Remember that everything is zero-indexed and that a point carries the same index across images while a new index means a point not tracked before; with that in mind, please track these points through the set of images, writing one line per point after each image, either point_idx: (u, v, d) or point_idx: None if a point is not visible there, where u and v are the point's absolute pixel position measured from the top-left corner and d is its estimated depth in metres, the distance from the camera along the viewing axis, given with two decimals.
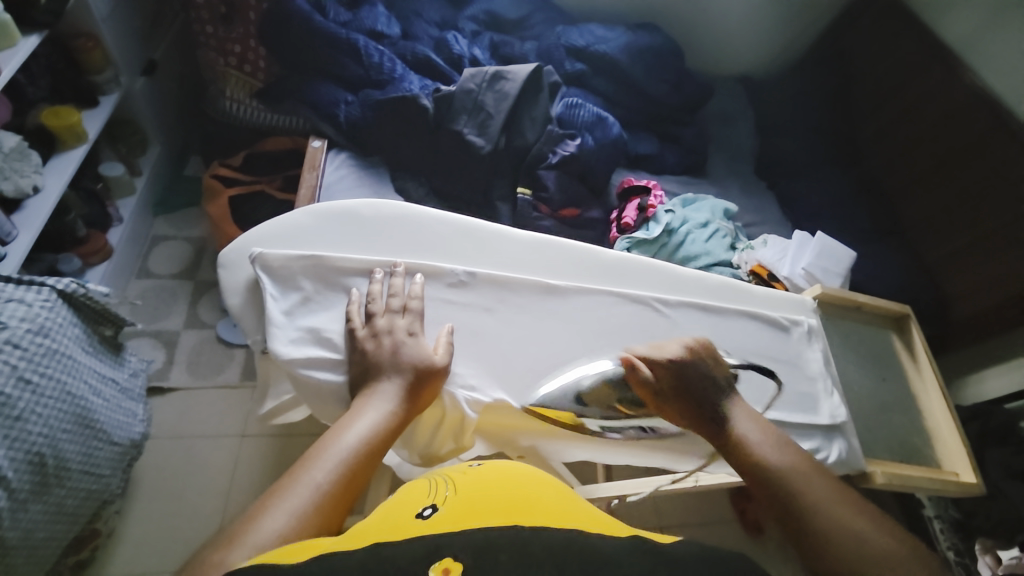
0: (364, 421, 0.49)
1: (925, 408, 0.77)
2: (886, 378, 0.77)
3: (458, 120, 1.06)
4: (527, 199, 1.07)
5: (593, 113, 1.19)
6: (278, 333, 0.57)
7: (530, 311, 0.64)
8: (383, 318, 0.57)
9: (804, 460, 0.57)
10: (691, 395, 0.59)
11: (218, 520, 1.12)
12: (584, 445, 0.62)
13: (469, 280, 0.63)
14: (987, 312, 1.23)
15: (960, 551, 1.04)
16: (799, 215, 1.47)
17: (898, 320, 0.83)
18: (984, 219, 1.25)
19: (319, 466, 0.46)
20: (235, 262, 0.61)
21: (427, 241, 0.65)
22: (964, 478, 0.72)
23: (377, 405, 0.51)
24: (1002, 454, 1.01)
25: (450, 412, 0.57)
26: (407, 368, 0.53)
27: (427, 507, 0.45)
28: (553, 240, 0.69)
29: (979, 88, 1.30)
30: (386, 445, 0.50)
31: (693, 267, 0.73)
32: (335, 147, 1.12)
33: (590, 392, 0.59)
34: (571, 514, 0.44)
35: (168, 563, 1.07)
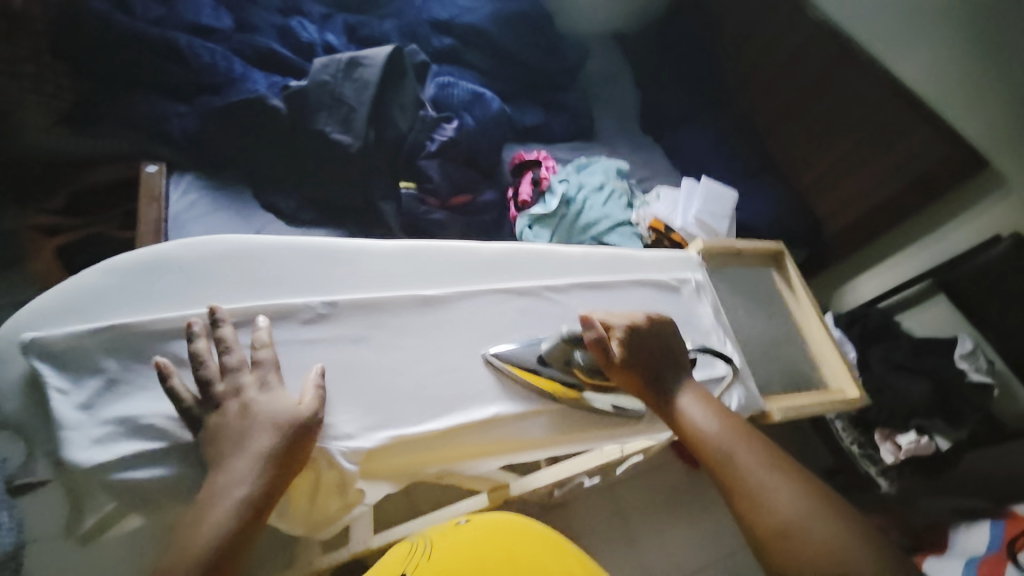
0: (211, 524, 0.42)
1: (809, 336, 0.83)
2: (772, 315, 0.82)
3: (319, 119, 0.95)
4: (411, 193, 0.99)
5: (469, 90, 1.14)
6: (76, 434, 0.46)
7: (408, 329, 0.58)
8: (223, 381, 0.47)
9: (741, 433, 0.55)
10: (642, 379, 0.59)
11: None
12: (501, 453, 0.59)
13: (329, 311, 0.56)
14: (852, 226, 1.37)
15: (863, 444, 1.14)
16: (686, 163, 1.52)
17: (776, 257, 0.88)
18: (841, 141, 1.36)
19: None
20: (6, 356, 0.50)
21: (271, 276, 0.57)
22: (850, 393, 0.79)
23: (228, 497, 0.43)
24: (882, 350, 1.14)
25: (322, 469, 0.50)
26: (252, 441, 0.45)
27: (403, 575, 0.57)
28: (422, 245, 0.63)
29: (821, 21, 1.40)
30: (248, 540, 0.42)
31: (576, 245, 0.72)
32: (176, 169, 0.96)
33: (554, 355, 0.60)
34: (527, 567, 0.55)
35: None
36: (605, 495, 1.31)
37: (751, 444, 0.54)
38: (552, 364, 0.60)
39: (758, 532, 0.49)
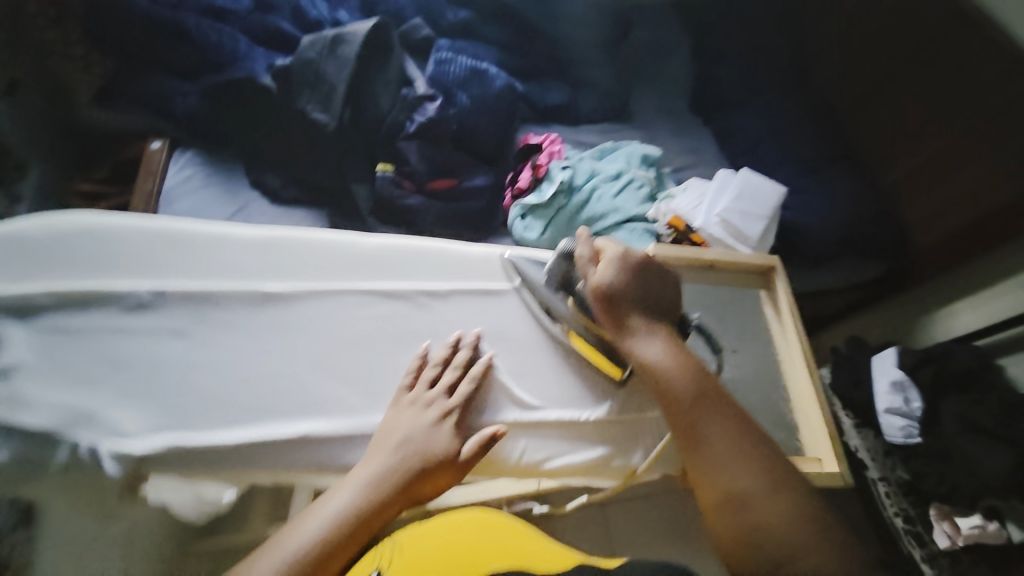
0: (326, 510, 0.48)
1: (789, 380, 0.73)
2: (742, 346, 0.74)
3: (301, 97, 0.95)
4: (387, 176, 0.96)
5: (467, 66, 1.05)
6: None
7: (238, 329, 0.51)
8: (430, 389, 0.53)
9: (706, 393, 0.54)
10: (616, 311, 0.55)
11: None
12: (335, 477, 0.51)
13: (155, 299, 0.50)
14: (951, 235, 1.05)
15: (911, 518, 0.92)
16: (736, 150, 1.28)
17: (765, 276, 0.79)
18: (947, 128, 1.04)
19: (269, 560, 0.46)
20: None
21: (111, 257, 0.51)
22: (827, 465, 0.66)
23: (348, 488, 0.49)
24: (959, 403, 0.85)
25: (93, 475, 0.44)
26: (389, 456, 0.49)
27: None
28: (287, 235, 0.56)
29: None
30: (359, 533, 0.48)
31: (483, 244, 0.63)
32: (181, 145, 1.01)
33: (552, 275, 0.60)
34: None
35: None
36: (594, 518, 1.18)
37: (717, 411, 0.53)
38: (553, 290, 0.60)
39: (706, 502, 0.51)
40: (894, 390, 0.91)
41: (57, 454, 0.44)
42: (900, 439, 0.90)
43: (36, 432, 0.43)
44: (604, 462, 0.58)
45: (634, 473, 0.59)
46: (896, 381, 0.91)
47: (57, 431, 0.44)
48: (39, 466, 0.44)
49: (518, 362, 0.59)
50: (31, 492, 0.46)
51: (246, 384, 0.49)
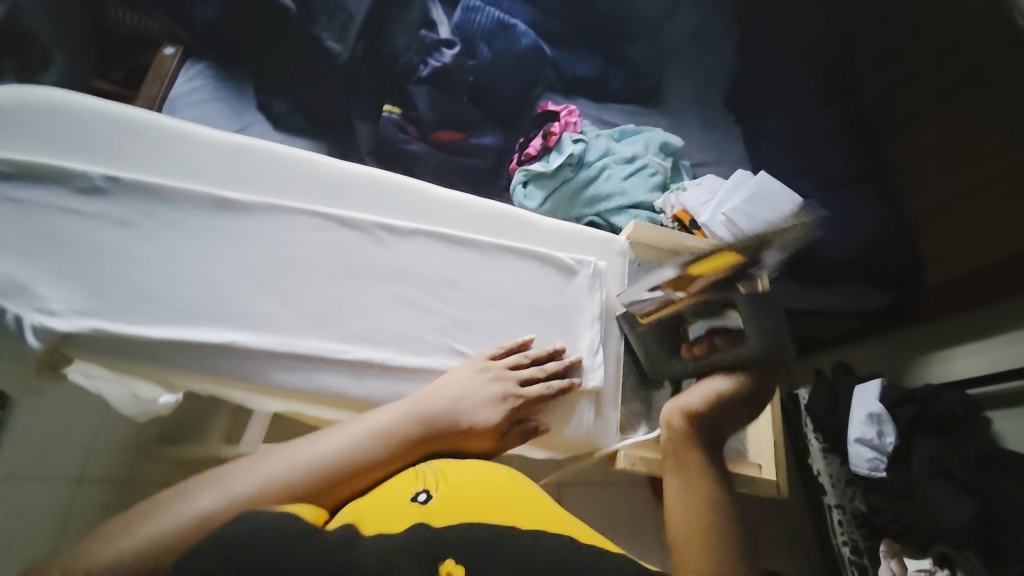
0: (372, 422, 0.47)
1: None
2: None
3: (318, 23, 0.92)
4: (392, 118, 0.95)
5: (494, 17, 1.00)
6: None
7: (185, 228, 0.48)
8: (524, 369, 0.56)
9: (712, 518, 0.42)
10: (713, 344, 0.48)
11: None
12: (261, 395, 0.49)
13: (108, 186, 0.47)
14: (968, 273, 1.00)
15: (858, 549, 0.87)
16: (763, 155, 1.21)
17: None
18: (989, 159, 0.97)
19: (306, 447, 0.43)
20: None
21: (68, 136, 0.48)
22: (765, 473, 0.68)
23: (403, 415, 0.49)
24: (933, 445, 0.84)
25: (18, 344, 0.43)
26: (445, 408, 0.50)
27: (420, 490, 0.44)
28: (257, 144, 0.54)
29: None
30: (399, 458, 0.47)
31: (452, 189, 0.61)
32: (194, 55, 0.99)
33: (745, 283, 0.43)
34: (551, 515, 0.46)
35: None
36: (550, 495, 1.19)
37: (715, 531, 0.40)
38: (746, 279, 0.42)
39: None
40: (870, 421, 0.90)
41: None
42: (864, 470, 0.89)
43: None
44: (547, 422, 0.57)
45: (576, 442, 0.58)
46: (874, 413, 0.90)
47: None
48: None
49: (470, 314, 0.56)
50: None
51: (183, 285, 0.47)
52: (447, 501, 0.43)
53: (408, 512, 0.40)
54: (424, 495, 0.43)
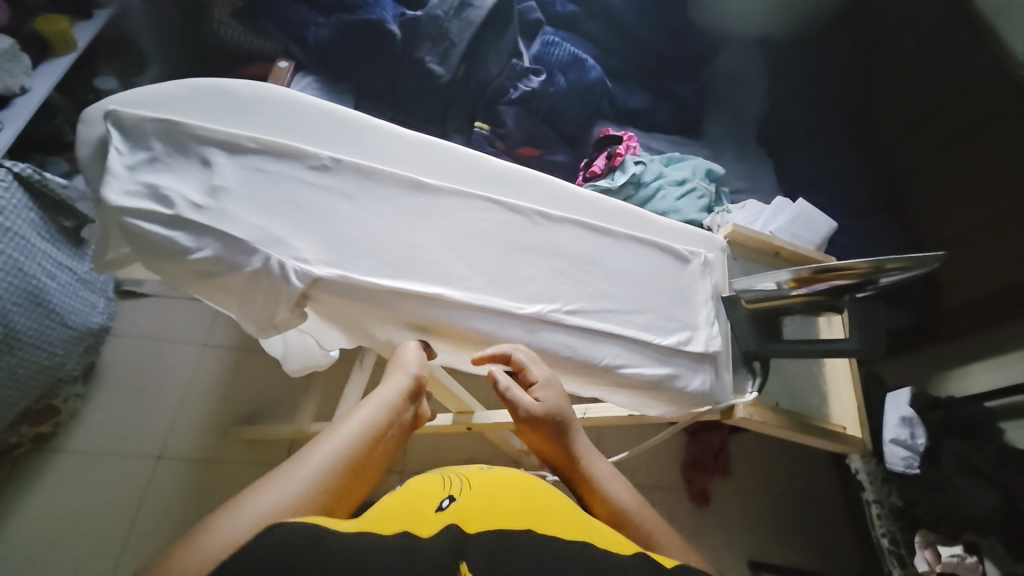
0: (362, 415, 0.48)
1: (826, 362, 0.75)
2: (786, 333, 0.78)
3: (422, 48, 1.05)
4: (482, 133, 1.07)
5: (570, 52, 1.13)
6: (113, 182, 0.47)
7: (390, 206, 0.53)
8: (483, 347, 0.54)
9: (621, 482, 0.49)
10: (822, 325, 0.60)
11: (154, 451, 1.08)
12: (443, 346, 0.55)
13: (332, 165, 0.52)
14: (975, 300, 1.10)
15: (897, 540, 0.97)
16: (795, 184, 1.28)
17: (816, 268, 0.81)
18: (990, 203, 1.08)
19: (304, 463, 0.43)
20: (91, 116, 0.49)
21: (296, 124, 0.54)
22: (851, 431, 0.70)
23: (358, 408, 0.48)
24: (960, 445, 0.93)
25: (277, 286, 0.48)
26: (398, 394, 0.50)
27: (444, 499, 0.49)
28: (440, 140, 0.58)
29: (1002, 56, 1.08)
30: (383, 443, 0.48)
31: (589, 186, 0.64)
32: (303, 70, 1.10)
33: (898, 264, 0.52)
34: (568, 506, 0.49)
35: (118, 492, 1.04)
36: None
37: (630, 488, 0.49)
38: (894, 263, 0.52)
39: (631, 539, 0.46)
40: (902, 424, 0.98)
41: (251, 264, 0.47)
42: (899, 467, 0.96)
43: (237, 240, 0.47)
44: (669, 382, 0.57)
45: (698, 403, 0.59)
46: (906, 417, 0.98)
47: (254, 244, 0.47)
48: (229, 274, 0.48)
49: (614, 289, 0.58)
50: (213, 291, 0.50)
51: (393, 248, 0.52)
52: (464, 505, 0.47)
53: (432, 517, 0.45)
54: (446, 503, 0.48)
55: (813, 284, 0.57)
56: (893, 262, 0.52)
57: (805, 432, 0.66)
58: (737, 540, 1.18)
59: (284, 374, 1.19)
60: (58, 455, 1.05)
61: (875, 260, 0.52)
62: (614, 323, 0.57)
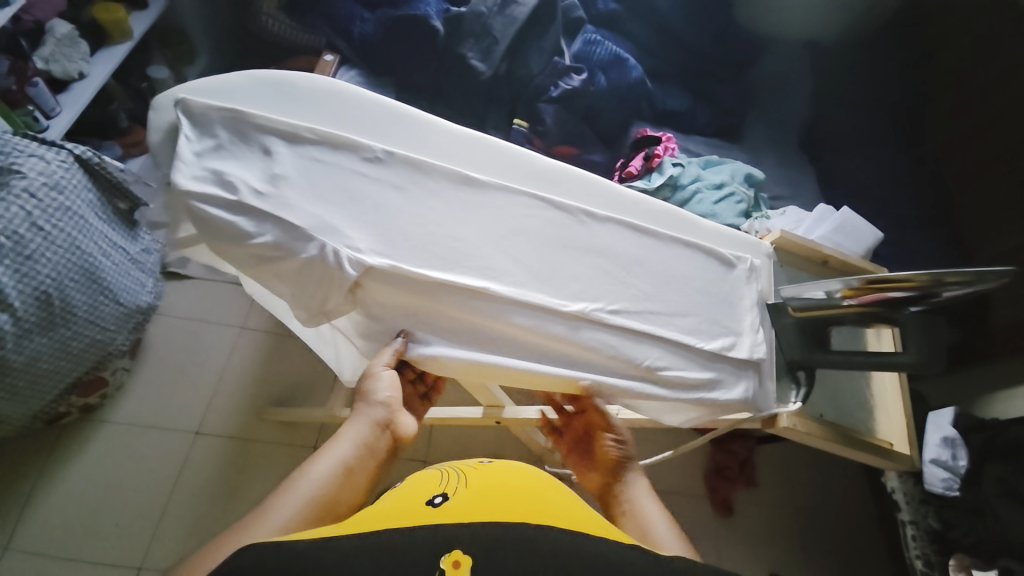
0: (340, 446, 0.55)
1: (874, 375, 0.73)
2: None
3: (465, 44, 1.05)
4: (521, 130, 1.08)
5: (612, 51, 1.12)
6: (182, 168, 0.49)
7: (440, 199, 0.54)
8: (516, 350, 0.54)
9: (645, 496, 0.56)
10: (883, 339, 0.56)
11: (191, 427, 1.13)
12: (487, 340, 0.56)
13: (385, 157, 0.53)
14: None
15: (931, 563, 0.96)
16: (837, 192, 1.24)
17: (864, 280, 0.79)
18: None
19: (293, 488, 0.50)
20: (162, 103, 0.52)
21: (351, 116, 0.55)
22: (898, 448, 0.69)
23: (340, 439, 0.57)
24: (1003, 469, 0.87)
25: (331, 273, 0.49)
26: (369, 422, 0.58)
27: (437, 496, 0.49)
28: (489, 136, 0.59)
29: None
30: (361, 468, 0.55)
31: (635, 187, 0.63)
32: (347, 63, 1.13)
33: (967, 275, 0.50)
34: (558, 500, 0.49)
35: (156, 464, 1.09)
36: None
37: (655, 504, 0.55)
38: (961, 274, 0.50)
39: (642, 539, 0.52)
40: (945, 445, 0.94)
41: (308, 250, 0.49)
42: (938, 488, 0.92)
43: (296, 227, 0.49)
44: (710, 387, 0.57)
45: (738, 410, 0.58)
46: (948, 436, 0.94)
47: (311, 232, 0.49)
48: (286, 259, 0.50)
49: (658, 291, 0.57)
50: (268, 275, 0.52)
51: (442, 240, 0.53)
52: (457, 503, 0.46)
53: (425, 513, 0.45)
54: (439, 500, 0.47)
55: (879, 295, 0.55)
56: (953, 275, 0.50)
57: (848, 445, 0.65)
58: (761, 553, 1.16)
59: (314, 359, 1.22)
60: (105, 425, 1.11)
61: (933, 273, 0.50)
62: (657, 325, 0.56)
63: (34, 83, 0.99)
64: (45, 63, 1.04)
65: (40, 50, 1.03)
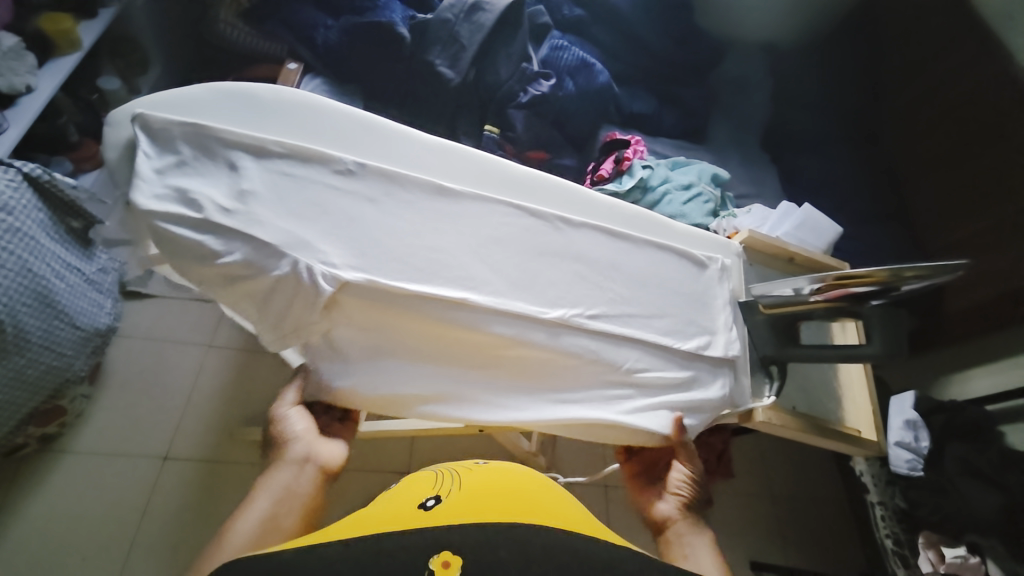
0: (261, 498, 0.55)
1: (841, 367, 0.76)
2: None
3: (432, 51, 1.04)
4: (493, 136, 1.08)
5: (579, 57, 1.14)
6: (143, 186, 0.47)
7: (416, 211, 0.53)
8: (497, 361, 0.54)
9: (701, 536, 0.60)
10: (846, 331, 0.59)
11: (159, 454, 1.08)
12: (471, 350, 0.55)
13: (357, 170, 0.52)
14: (971, 308, 1.11)
15: (900, 541, 0.99)
16: (797, 189, 1.30)
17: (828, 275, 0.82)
18: (986, 212, 1.10)
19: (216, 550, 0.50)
20: (118, 118, 0.50)
21: (319, 128, 0.54)
22: (866, 434, 0.72)
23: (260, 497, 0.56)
24: (964, 449, 0.94)
25: (307, 290, 0.48)
26: (290, 463, 0.58)
27: (429, 499, 0.48)
28: (462, 145, 0.58)
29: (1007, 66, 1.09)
30: (287, 512, 0.54)
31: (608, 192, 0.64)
32: (311, 71, 1.10)
33: (918, 270, 0.53)
34: (551, 503, 0.49)
35: (121, 495, 1.03)
36: (597, 497, 1.17)
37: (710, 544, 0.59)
38: (915, 269, 0.53)
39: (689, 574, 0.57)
40: (907, 427, 0.99)
41: (278, 269, 0.48)
42: (904, 470, 0.97)
43: (267, 244, 0.48)
44: (689, 386, 0.58)
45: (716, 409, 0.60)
46: (910, 419, 0.99)
47: (283, 249, 0.48)
48: (258, 277, 0.48)
49: (635, 294, 0.59)
50: (240, 295, 0.51)
51: (419, 252, 0.52)
52: (449, 505, 0.46)
53: (415, 516, 0.44)
54: (431, 503, 0.47)
55: (843, 291, 0.57)
56: (911, 269, 0.53)
57: (820, 434, 0.67)
58: (742, 541, 1.19)
59: (288, 375, 1.18)
60: (62, 456, 1.04)
61: (893, 269, 0.53)
62: (635, 328, 0.57)
63: None
64: None
65: None
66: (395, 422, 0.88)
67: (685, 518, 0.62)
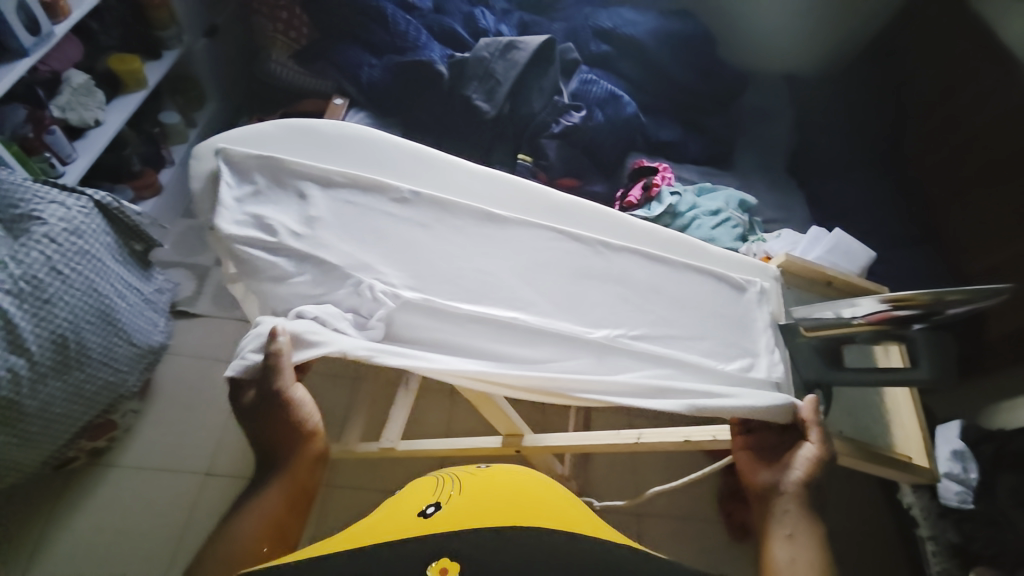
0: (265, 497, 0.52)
1: (887, 391, 0.75)
2: None
3: (469, 86, 1.11)
4: (526, 165, 1.11)
5: (607, 89, 1.19)
6: (224, 213, 0.52)
7: (465, 235, 0.57)
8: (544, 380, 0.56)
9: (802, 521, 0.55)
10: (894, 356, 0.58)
11: (200, 470, 1.11)
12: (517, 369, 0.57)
13: (412, 198, 0.56)
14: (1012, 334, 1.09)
15: None
16: (827, 214, 1.29)
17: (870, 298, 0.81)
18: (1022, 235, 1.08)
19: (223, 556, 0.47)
20: (202, 152, 0.55)
21: (378, 159, 0.58)
22: (916, 461, 0.70)
23: (253, 489, 0.53)
24: (1016, 480, 0.89)
25: (364, 309, 0.51)
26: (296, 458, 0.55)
27: (429, 506, 0.48)
28: (507, 173, 0.62)
29: None
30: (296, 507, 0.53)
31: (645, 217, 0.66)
32: (356, 106, 1.17)
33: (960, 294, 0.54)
34: (551, 504, 0.48)
35: (164, 511, 1.06)
36: (629, 525, 1.14)
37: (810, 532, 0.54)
38: (957, 292, 0.55)
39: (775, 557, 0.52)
40: (955, 458, 0.95)
41: (341, 290, 0.51)
42: (954, 502, 0.93)
43: (332, 267, 0.51)
44: None
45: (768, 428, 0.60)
46: (957, 450, 0.95)
47: (346, 270, 0.52)
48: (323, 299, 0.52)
49: (675, 315, 0.60)
50: None
51: (469, 274, 0.55)
52: (448, 510, 0.46)
53: (413, 522, 0.44)
54: (431, 510, 0.47)
55: (888, 317, 0.58)
56: (954, 293, 0.54)
57: (866, 457, 0.67)
58: None
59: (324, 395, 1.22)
60: (110, 471, 1.08)
61: (933, 291, 0.55)
62: (677, 349, 0.58)
63: (52, 132, 1.01)
64: (61, 111, 1.07)
65: (57, 99, 1.06)
66: (431, 441, 0.89)
67: (793, 495, 0.57)
